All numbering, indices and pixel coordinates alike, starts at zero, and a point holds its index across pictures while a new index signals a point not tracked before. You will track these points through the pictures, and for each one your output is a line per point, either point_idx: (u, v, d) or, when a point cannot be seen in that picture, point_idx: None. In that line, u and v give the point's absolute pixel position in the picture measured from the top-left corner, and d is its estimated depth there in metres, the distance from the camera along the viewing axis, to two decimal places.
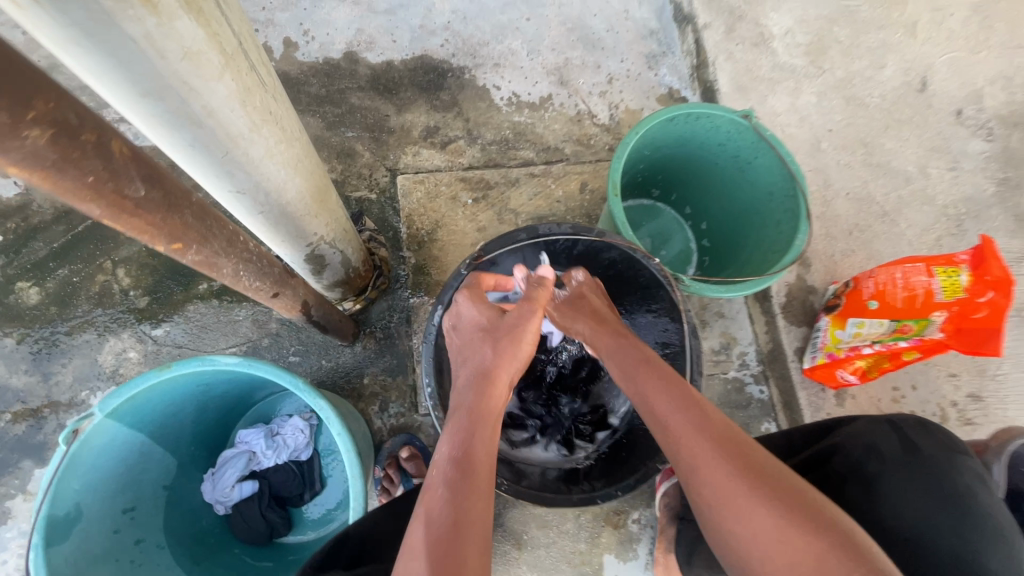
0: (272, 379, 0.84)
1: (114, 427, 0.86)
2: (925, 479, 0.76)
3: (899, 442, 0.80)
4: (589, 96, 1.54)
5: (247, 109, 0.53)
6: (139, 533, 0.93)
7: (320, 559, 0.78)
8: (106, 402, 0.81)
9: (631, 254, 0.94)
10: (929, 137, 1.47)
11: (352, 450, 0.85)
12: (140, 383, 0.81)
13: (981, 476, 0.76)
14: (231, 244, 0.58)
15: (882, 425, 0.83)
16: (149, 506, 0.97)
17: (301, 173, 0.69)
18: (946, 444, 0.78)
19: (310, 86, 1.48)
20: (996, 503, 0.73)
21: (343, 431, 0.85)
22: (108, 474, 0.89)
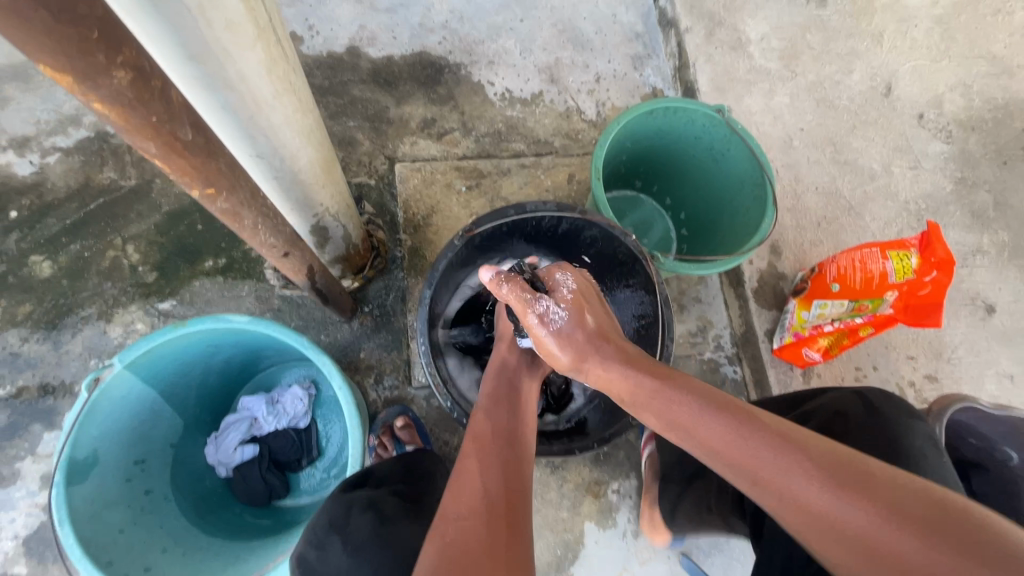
0: (278, 337, 0.89)
1: (131, 380, 0.92)
2: (883, 438, 0.81)
3: (862, 407, 0.86)
4: (578, 93, 1.63)
5: (272, 78, 0.61)
6: (149, 484, 1.00)
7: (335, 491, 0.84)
8: (124, 354, 0.88)
9: (610, 232, 1.04)
10: (892, 138, 1.58)
11: (351, 403, 0.91)
12: (157, 338, 0.89)
13: (934, 440, 0.82)
14: (251, 197, 0.71)
15: (850, 395, 0.90)
16: (158, 460, 1.03)
17: (312, 142, 0.78)
18: (904, 410, 0.85)
19: (314, 78, 1.56)
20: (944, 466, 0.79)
21: (344, 386, 0.92)
22: (123, 425, 0.95)
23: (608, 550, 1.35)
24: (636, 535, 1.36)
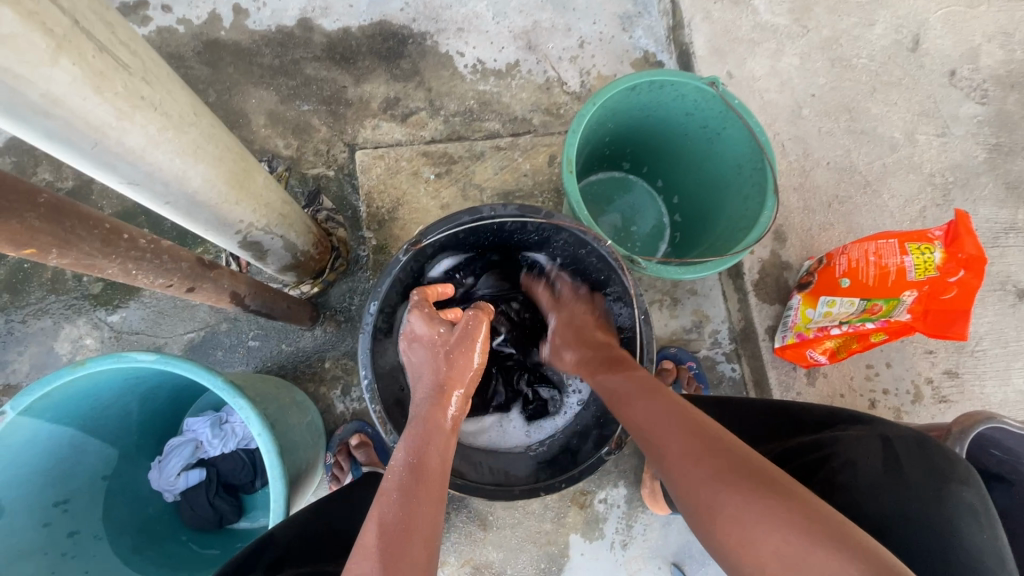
0: (194, 377, 0.85)
1: (36, 423, 0.85)
2: (894, 501, 0.72)
3: (882, 462, 0.75)
4: (559, 61, 1.45)
5: (105, 96, 0.47)
6: (73, 525, 0.93)
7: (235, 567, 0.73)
8: (19, 400, 0.80)
9: (582, 237, 0.90)
10: (918, 101, 1.39)
11: (272, 450, 0.85)
12: (56, 381, 0.81)
13: (978, 513, 0.68)
14: (108, 244, 0.52)
15: (872, 440, 0.78)
16: (85, 497, 0.97)
17: (204, 159, 0.64)
18: (938, 472, 0.71)
19: (262, 57, 1.40)
20: (985, 545, 0.65)
21: (264, 430, 0.86)
22: (36, 467, 0.88)
23: (595, 562, 1.28)
24: (625, 546, 1.29)
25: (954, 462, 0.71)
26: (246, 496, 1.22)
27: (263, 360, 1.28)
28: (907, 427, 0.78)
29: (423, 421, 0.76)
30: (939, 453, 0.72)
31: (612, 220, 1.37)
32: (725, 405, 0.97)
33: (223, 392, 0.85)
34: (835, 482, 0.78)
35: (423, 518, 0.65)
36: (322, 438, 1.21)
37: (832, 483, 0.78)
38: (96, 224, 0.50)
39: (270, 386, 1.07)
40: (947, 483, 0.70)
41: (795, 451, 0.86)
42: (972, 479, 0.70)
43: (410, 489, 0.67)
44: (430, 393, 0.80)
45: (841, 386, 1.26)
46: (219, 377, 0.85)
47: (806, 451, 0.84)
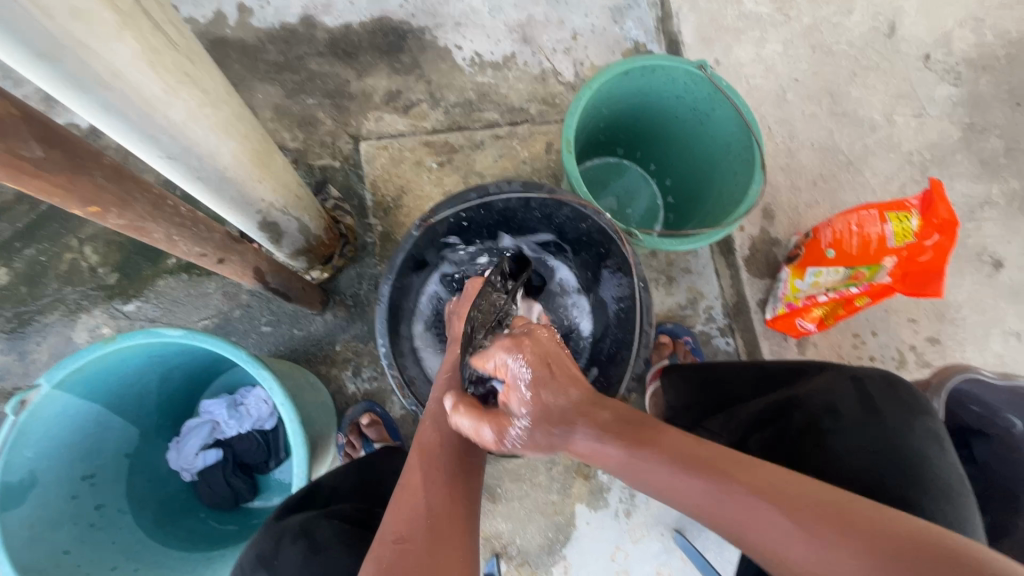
0: (219, 351, 0.88)
1: (65, 397, 0.89)
2: (878, 437, 0.74)
3: (859, 400, 0.78)
4: (553, 53, 1.51)
5: (157, 70, 0.52)
6: (100, 499, 0.98)
7: (292, 505, 0.79)
8: (51, 373, 0.84)
9: (583, 211, 0.96)
10: (896, 84, 1.46)
11: (294, 419, 0.88)
12: (85, 355, 0.84)
13: (939, 439, 0.74)
14: (156, 208, 0.57)
15: (845, 380, 0.81)
16: (109, 471, 1.01)
17: (234, 136, 0.69)
18: (906, 407, 0.76)
19: (267, 53, 1.45)
20: (948, 465, 0.72)
21: (286, 400, 0.88)
22: (66, 442, 0.92)
23: (600, 530, 1.33)
24: (629, 514, 1.34)
25: (916, 398, 0.78)
26: (261, 476, 1.25)
27: (276, 344, 1.33)
28: (870, 368, 0.83)
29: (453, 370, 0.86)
30: (905, 390, 0.78)
31: (608, 203, 1.43)
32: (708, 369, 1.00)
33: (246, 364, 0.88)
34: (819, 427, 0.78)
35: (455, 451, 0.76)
36: (333, 418, 1.25)
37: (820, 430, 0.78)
38: (147, 189, 0.55)
39: (285, 366, 1.12)
40: (914, 414, 0.76)
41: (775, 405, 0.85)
42: (930, 411, 0.77)
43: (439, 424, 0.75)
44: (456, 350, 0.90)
45: (829, 354, 1.32)
46: (242, 350, 0.88)
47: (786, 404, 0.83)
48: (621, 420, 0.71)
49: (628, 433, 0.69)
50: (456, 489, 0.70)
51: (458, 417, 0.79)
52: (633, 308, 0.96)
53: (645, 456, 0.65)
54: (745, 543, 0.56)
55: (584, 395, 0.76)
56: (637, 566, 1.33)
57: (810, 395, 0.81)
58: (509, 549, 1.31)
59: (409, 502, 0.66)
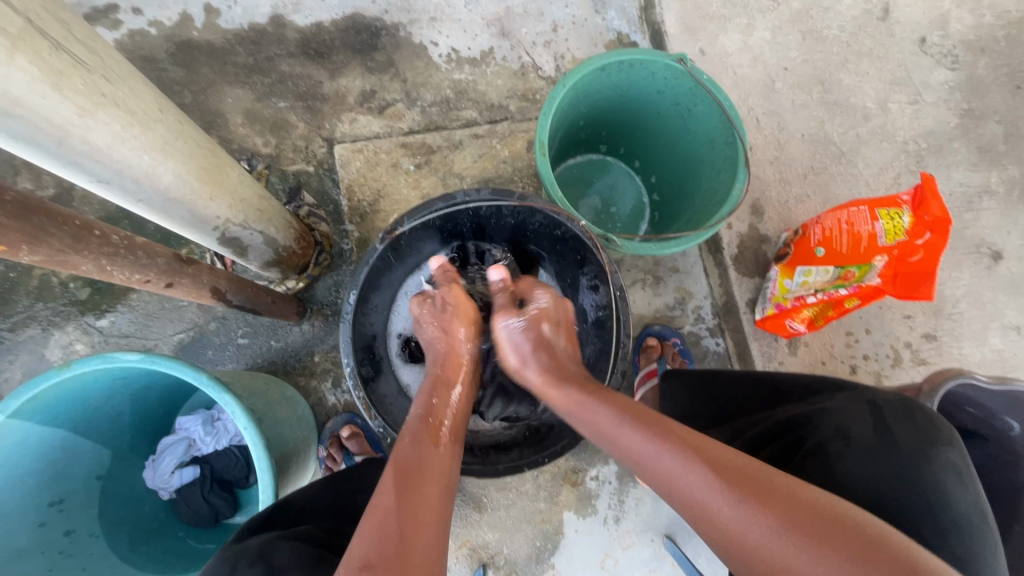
0: (180, 375, 0.86)
1: (24, 426, 0.86)
2: (893, 469, 0.69)
3: (874, 425, 0.73)
4: (533, 47, 1.45)
5: (64, 93, 0.49)
6: (69, 525, 0.95)
7: (258, 522, 0.76)
8: (7, 402, 0.82)
9: (556, 217, 0.91)
10: (890, 70, 1.40)
11: (259, 444, 0.86)
12: (42, 382, 0.83)
13: (961, 471, 0.69)
14: (79, 240, 0.54)
15: (861, 406, 0.75)
16: (80, 496, 0.98)
17: (173, 155, 0.65)
18: (926, 435, 0.71)
19: (236, 56, 1.40)
20: (968, 500, 0.67)
21: (250, 424, 0.86)
22: (29, 470, 0.90)
23: (589, 538, 1.31)
24: (618, 520, 1.32)
25: (937, 424, 0.72)
26: (241, 491, 1.23)
27: (253, 356, 1.30)
28: (890, 391, 0.77)
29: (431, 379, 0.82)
30: (924, 416, 0.73)
31: (592, 203, 1.39)
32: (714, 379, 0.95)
33: (209, 388, 0.86)
34: (824, 450, 0.72)
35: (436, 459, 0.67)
36: (313, 430, 1.23)
37: (827, 451, 0.72)
38: (65, 221, 0.52)
39: (259, 382, 1.09)
40: (934, 445, 0.70)
41: (783, 424, 0.80)
42: (953, 439, 0.72)
43: (416, 433, 0.70)
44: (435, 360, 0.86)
45: (822, 354, 1.28)
46: (203, 374, 0.86)
47: (795, 425, 0.79)
48: (619, 403, 0.71)
49: (640, 418, 0.68)
50: (436, 502, 0.61)
51: (439, 424, 0.73)
52: (610, 316, 0.92)
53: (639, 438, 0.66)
54: (718, 535, 0.57)
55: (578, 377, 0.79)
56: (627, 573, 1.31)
57: (821, 418, 0.76)
58: (496, 559, 1.29)
59: (381, 509, 0.58)
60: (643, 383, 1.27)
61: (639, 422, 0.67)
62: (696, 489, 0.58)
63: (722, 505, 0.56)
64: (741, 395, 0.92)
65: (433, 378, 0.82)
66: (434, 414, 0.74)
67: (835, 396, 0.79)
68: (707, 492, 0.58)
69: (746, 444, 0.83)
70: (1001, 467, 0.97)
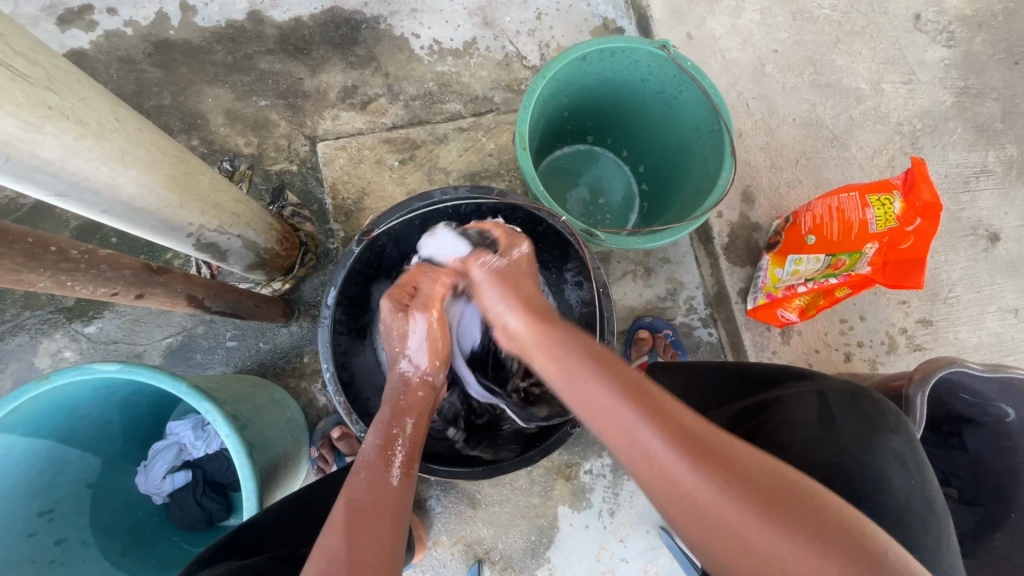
0: (159, 384, 0.86)
1: (7, 438, 0.86)
2: (833, 456, 0.68)
3: (818, 413, 0.72)
4: (517, 35, 1.42)
5: (6, 108, 0.48)
6: (60, 533, 0.96)
7: (212, 551, 0.73)
8: None
9: (537, 214, 0.90)
10: (884, 49, 1.37)
11: (242, 452, 0.85)
12: (23, 395, 0.82)
13: (906, 458, 0.66)
14: (33, 257, 0.53)
15: (810, 396, 0.75)
16: (69, 505, 0.98)
17: (134, 165, 0.63)
18: (870, 422, 0.68)
19: (215, 54, 1.38)
20: (912, 489, 0.63)
21: (233, 432, 0.86)
22: (16, 480, 0.90)
23: (584, 531, 1.31)
24: (612, 513, 1.32)
25: (884, 411, 0.69)
26: (236, 495, 1.23)
27: (242, 358, 1.29)
28: (843, 380, 0.75)
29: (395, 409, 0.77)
30: (870, 403, 0.70)
31: (581, 194, 1.37)
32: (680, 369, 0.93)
33: (188, 397, 0.85)
34: (774, 442, 0.72)
35: (388, 488, 0.67)
36: (304, 432, 1.22)
37: (774, 443, 0.73)
38: (17, 239, 0.51)
39: (246, 386, 1.08)
40: (877, 431, 0.68)
41: (742, 415, 0.80)
42: (902, 427, 0.68)
43: (376, 468, 0.68)
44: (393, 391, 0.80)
45: (815, 342, 1.27)
46: (184, 383, 0.85)
47: (751, 414, 0.79)
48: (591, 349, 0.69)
49: (600, 366, 0.66)
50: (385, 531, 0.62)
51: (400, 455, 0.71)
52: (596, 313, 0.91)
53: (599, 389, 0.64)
54: (682, 507, 0.56)
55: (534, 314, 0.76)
56: (622, 565, 1.31)
57: (773, 409, 0.76)
58: (491, 554, 1.29)
59: (328, 554, 0.59)
60: None
61: (600, 372, 0.65)
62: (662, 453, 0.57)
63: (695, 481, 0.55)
64: (704, 387, 0.89)
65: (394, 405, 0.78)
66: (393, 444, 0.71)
67: (790, 386, 0.79)
68: (681, 466, 0.56)
69: None
70: (996, 453, 0.96)
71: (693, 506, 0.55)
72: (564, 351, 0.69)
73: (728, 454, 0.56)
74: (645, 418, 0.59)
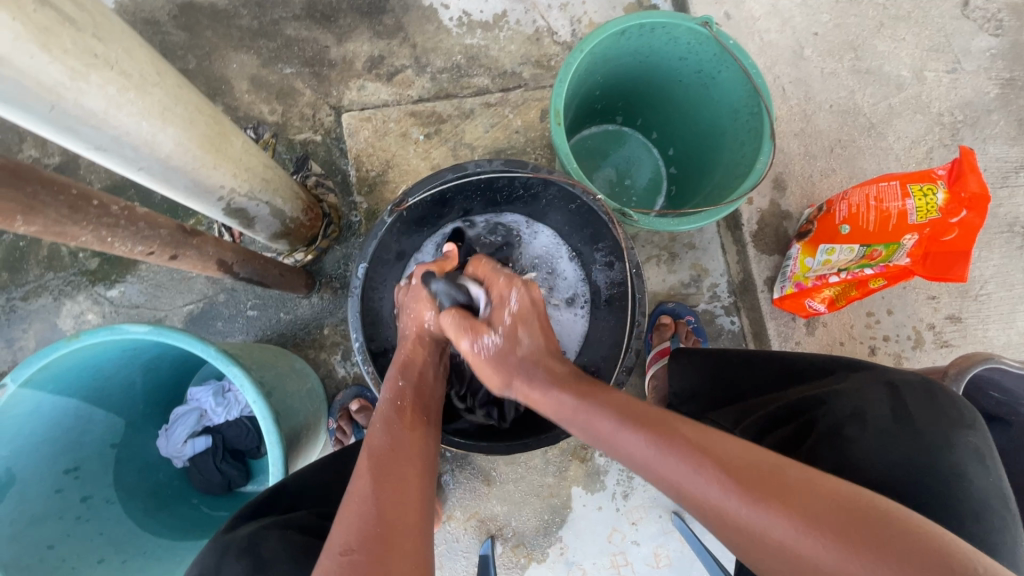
0: (188, 347, 0.86)
1: (36, 395, 0.86)
2: (909, 448, 0.66)
3: (890, 406, 0.70)
4: (548, 10, 1.39)
5: (54, 53, 0.47)
6: (85, 491, 0.97)
7: (249, 511, 0.74)
8: (19, 371, 0.81)
9: (571, 190, 0.88)
10: (928, 36, 1.32)
11: (268, 418, 0.85)
12: (52, 353, 0.82)
13: (983, 455, 0.66)
14: (76, 210, 0.52)
15: (878, 387, 0.72)
16: (95, 464, 0.99)
17: (173, 122, 0.62)
18: (945, 418, 0.67)
19: (240, 19, 1.35)
20: (990, 487, 0.64)
21: (259, 398, 0.86)
22: (43, 437, 0.90)
23: (597, 512, 1.32)
24: (626, 496, 1.32)
25: (960, 408, 0.68)
26: (254, 462, 1.25)
27: (263, 327, 1.29)
28: (911, 371, 0.74)
29: (399, 365, 0.80)
30: (946, 400, 0.69)
31: (607, 175, 1.34)
32: (724, 359, 0.91)
33: (216, 360, 0.86)
34: (839, 433, 0.71)
35: (409, 442, 0.67)
36: (323, 403, 1.23)
37: (840, 434, 0.70)
38: (62, 190, 0.50)
39: (269, 355, 1.08)
40: (954, 429, 0.67)
41: (793, 405, 0.78)
42: (976, 423, 0.68)
43: (390, 419, 0.69)
44: (400, 362, 0.81)
45: (841, 334, 1.25)
46: (212, 347, 0.85)
47: (805, 405, 0.76)
48: (615, 403, 0.67)
49: (634, 415, 0.65)
50: (415, 487, 0.60)
51: (409, 408, 0.73)
52: (627, 294, 0.89)
53: (639, 439, 0.62)
54: (733, 533, 0.53)
55: (567, 376, 0.75)
56: (634, 547, 1.31)
57: (835, 399, 0.73)
58: (504, 531, 1.30)
59: (358, 495, 0.57)
60: (655, 362, 1.25)
61: (627, 422, 0.64)
62: (700, 487, 0.55)
63: (730, 501, 0.53)
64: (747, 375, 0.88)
65: (399, 362, 0.81)
66: (403, 397, 0.74)
67: (850, 376, 0.76)
68: (716, 492, 0.54)
69: (754, 428, 0.79)
70: None
71: (752, 536, 0.51)
72: (597, 399, 0.69)
73: (770, 481, 0.53)
74: (692, 463, 0.56)
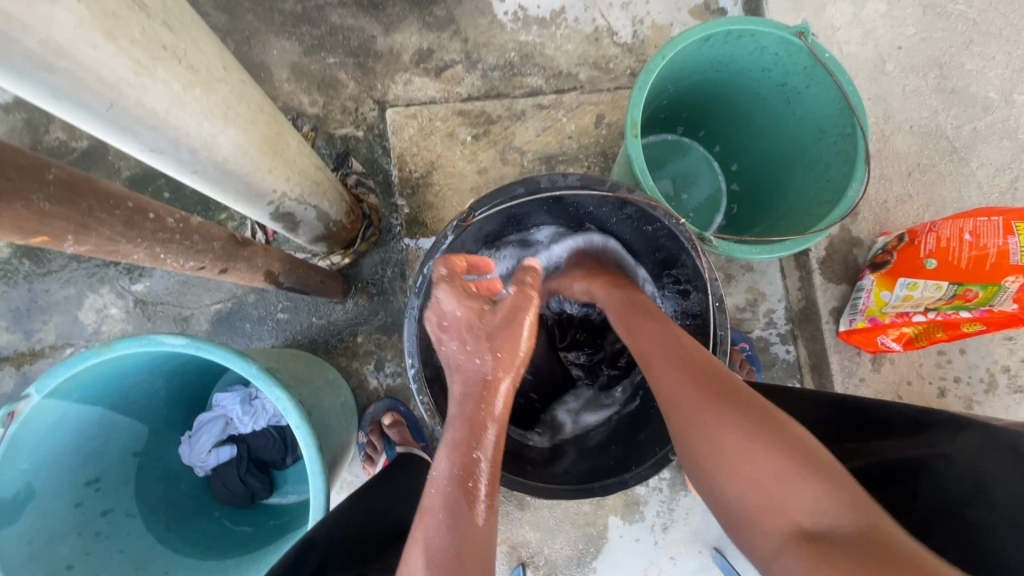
0: (227, 363, 0.79)
1: (59, 405, 0.80)
2: None
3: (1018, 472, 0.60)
4: (610, 8, 1.30)
5: (120, 45, 0.41)
6: (105, 504, 0.90)
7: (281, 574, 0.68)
8: (43, 381, 0.75)
9: (650, 211, 0.80)
10: (1021, 55, 1.23)
11: (310, 445, 0.79)
12: (79, 363, 0.75)
13: None
14: (131, 226, 0.47)
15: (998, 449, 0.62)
16: (116, 474, 0.93)
17: (234, 121, 0.55)
18: None
19: (284, 2, 1.27)
20: None
21: (302, 423, 0.79)
22: (67, 447, 0.84)
23: (634, 545, 1.25)
24: (665, 529, 1.25)
25: None
26: (278, 473, 1.19)
27: (294, 333, 1.22)
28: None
29: (468, 422, 0.67)
30: None
31: (664, 187, 1.25)
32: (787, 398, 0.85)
33: (256, 381, 0.79)
34: (960, 514, 0.62)
35: (476, 538, 0.59)
36: (354, 416, 1.16)
37: (961, 515, 0.62)
38: (117, 203, 0.45)
39: (302, 364, 1.01)
40: None
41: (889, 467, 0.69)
42: None
43: (457, 509, 0.60)
44: (467, 420, 0.67)
45: (908, 372, 1.17)
46: (253, 364, 0.78)
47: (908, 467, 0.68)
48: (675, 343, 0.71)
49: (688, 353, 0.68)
50: None
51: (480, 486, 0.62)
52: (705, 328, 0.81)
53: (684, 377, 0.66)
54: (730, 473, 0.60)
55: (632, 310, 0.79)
56: None
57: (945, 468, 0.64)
58: (536, 559, 1.24)
59: None
60: None
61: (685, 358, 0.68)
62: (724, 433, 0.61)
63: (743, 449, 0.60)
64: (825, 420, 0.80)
65: (467, 421, 0.67)
66: (473, 474, 0.63)
67: (955, 434, 0.66)
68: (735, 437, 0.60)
69: None
70: None
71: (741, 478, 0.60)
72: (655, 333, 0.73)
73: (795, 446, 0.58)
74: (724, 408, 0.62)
